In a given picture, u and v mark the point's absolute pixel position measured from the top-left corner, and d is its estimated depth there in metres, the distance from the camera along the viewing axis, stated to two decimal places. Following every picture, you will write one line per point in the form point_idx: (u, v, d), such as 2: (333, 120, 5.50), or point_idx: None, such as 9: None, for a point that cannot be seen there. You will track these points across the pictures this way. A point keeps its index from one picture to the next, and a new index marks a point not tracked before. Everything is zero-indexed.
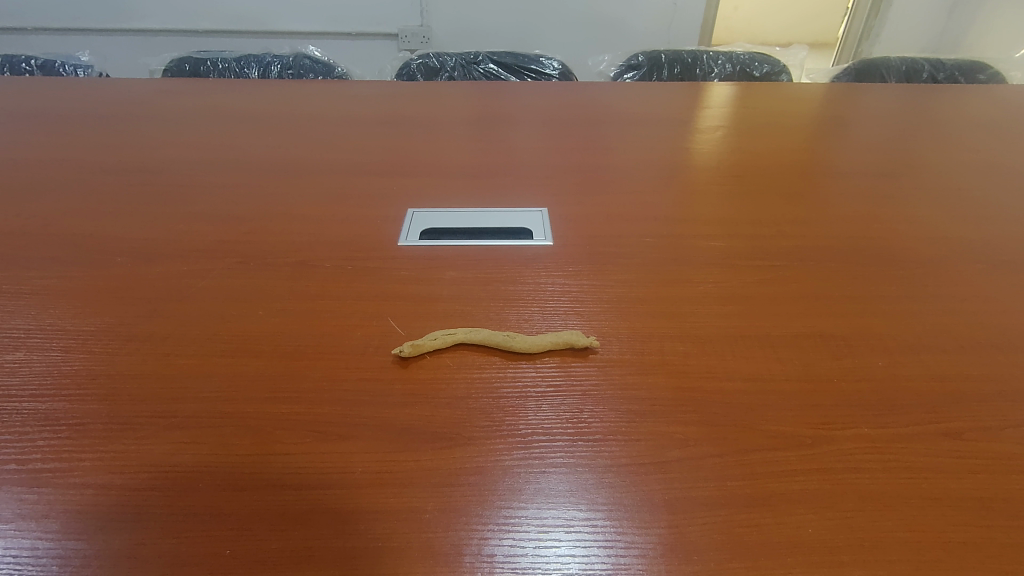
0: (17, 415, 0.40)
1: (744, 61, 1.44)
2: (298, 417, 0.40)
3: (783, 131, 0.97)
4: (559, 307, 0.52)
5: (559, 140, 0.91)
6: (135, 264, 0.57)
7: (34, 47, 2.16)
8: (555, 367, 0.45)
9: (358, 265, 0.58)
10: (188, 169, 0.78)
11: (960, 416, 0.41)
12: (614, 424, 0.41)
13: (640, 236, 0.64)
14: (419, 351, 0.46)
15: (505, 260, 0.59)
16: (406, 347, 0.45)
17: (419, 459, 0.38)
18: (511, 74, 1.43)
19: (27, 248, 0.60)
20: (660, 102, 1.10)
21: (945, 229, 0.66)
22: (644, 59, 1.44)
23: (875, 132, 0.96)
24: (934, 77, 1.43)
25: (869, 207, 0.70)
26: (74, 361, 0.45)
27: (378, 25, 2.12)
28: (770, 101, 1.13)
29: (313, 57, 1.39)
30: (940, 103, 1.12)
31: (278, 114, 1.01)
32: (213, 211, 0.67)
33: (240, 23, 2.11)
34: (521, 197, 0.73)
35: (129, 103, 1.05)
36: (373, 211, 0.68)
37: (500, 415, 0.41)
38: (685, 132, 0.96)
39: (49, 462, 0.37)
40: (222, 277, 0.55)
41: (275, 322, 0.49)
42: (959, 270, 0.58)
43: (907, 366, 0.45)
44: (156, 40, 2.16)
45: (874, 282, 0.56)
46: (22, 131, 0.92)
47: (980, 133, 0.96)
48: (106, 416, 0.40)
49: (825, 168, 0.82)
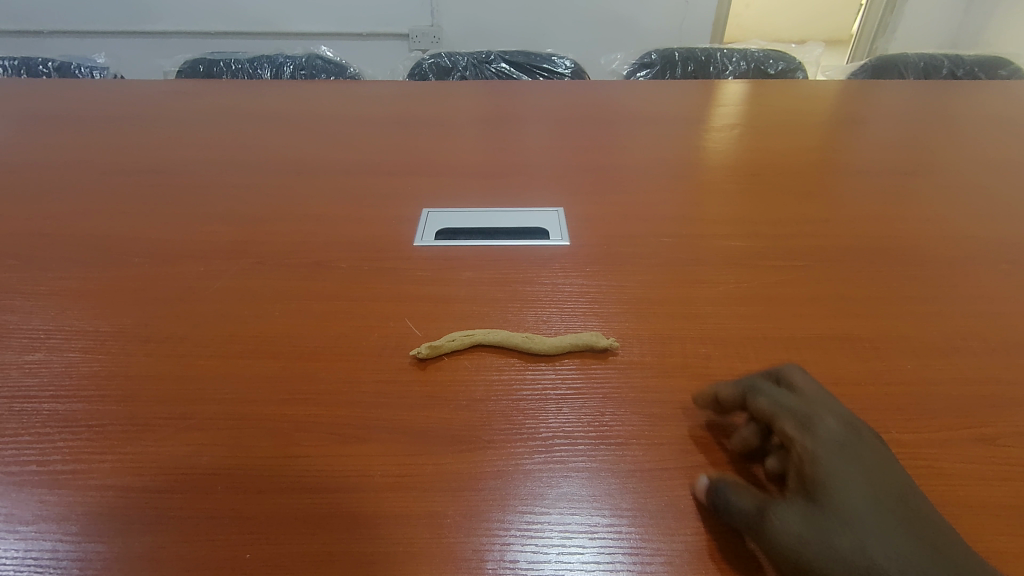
0: (37, 416, 0.40)
1: (758, 59, 1.42)
2: (316, 419, 0.40)
3: (800, 129, 0.95)
4: (577, 309, 0.51)
5: (573, 139, 0.91)
6: (152, 264, 0.57)
7: (49, 49, 2.19)
8: (575, 370, 0.45)
9: (374, 266, 0.57)
10: (203, 170, 0.79)
11: (994, 421, 0.40)
12: (636, 428, 0.40)
13: (657, 235, 0.63)
14: (437, 353, 0.45)
15: (521, 260, 0.59)
16: (424, 349, 0.45)
17: (439, 462, 0.37)
18: (523, 74, 1.42)
19: (46, 249, 0.60)
20: (673, 101, 1.09)
21: (970, 228, 0.64)
22: (657, 57, 1.42)
23: (894, 130, 0.94)
24: (953, 74, 1.41)
25: (892, 207, 0.69)
26: (92, 363, 0.45)
27: (388, 26, 2.12)
28: (785, 99, 1.12)
29: (325, 57, 1.39)
30: (960, 100, 1.10)
31: (290, 114, 1.01)
32: (228, 211, 0.68)
33: (252, 25, 2.12)
34: (536, 197, 0.72)
35: (144, 105, 1.06)
36: (388, 211, 0.68)
37: (520, 418, 0.40)
38: (700, 130, 0.95)
39: (68, 464, 0.37)
40: (238, 277, 0.55)
41: (292, 324, 0.49)
42: (988, 271, 0.57)
43: (936, 369, 0.44)
44: (169, 43, 2.18)
45: (900, 283, 0.54)
46: (39, 133, 0.92)
47: (1003, 130, 0.94)
48: (124, 417, 0.40)
49: (843, 166, 0.81)
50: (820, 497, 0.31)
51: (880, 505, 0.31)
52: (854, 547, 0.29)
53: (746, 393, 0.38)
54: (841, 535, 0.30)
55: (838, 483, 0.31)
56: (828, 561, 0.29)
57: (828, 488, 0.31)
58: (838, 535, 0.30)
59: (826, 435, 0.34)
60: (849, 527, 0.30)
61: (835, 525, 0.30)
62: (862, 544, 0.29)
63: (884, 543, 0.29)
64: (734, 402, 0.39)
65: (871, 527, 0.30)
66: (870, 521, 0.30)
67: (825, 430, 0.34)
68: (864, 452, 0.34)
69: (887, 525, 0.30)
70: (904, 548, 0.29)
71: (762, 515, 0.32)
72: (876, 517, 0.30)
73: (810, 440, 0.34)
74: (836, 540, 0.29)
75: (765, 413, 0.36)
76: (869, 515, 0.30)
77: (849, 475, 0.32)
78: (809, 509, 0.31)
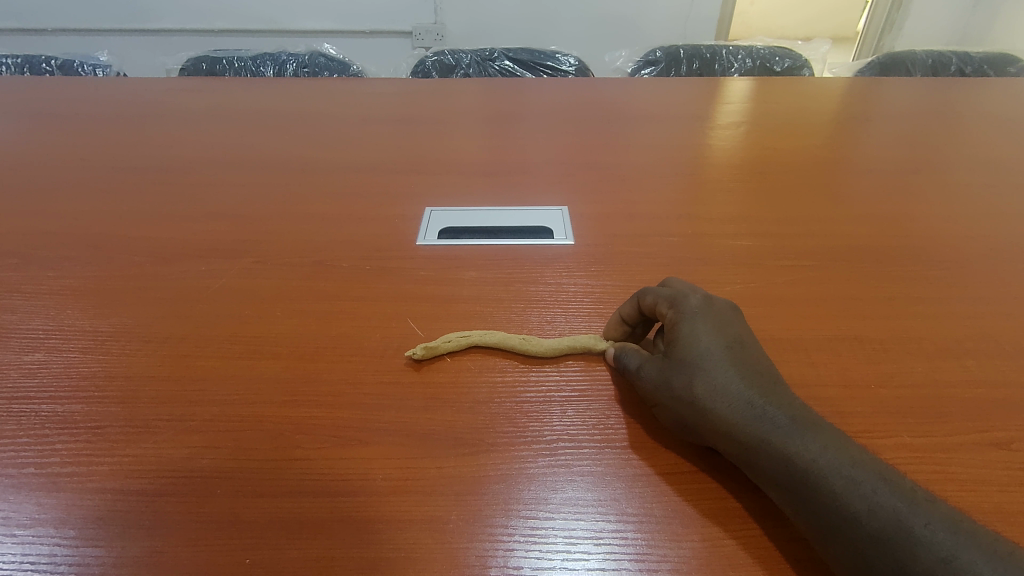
0: (35, 417, 0.40)
1: (763, 56, 1.41)
2: (317, 422, 0.39)
3: (805, 127, 0.94)
4: (581, 309, 0.51)
5: (577, 137, 0.90)
6: (153, 264, 0.57)
7: (53, 48, 2.19)
8: (579, 372, 0.44)
9: (376, 265, 0.57)
10: (204, 169, 0.78)
11: (1008, 425, 0.39)
12: (642, 431, 0.39)
13: (663, 235, 0.62)
14: (433, 354, 0.44)
15: (525, 260, 0.58)
16: (419, 350, 0.44)
17: (442, 466, 0.37)
18: (527, 71, 1.41)
19: (46, 248, 0.60)
20: (678, 98, 1.08)
21: (980, 228, 0.63)
22: (662, 54, 1.41)
23: (901, 128, 0.93)
24: (961, 71, 1.40)
25: (899, 205, 0.68)
26: (91, 364, 0.44)
27: (392, 23, 2.11)
28: (791, 96, 1.11)
29: (328, 55, 1.38)
30: (968, 97, 1.09)
31: (292, 112, 1.00)
32: (229, 210, 0.67)
33: (256, 23, 2.11)
34: (540, 196, 0.71)
35: (146, 103, 1.05)
36: (390, 210, 0.67)
37: (523, 421, 0.40)
38: (704, 127, 0.94)
39: (66, 467, 0.37)
40: (240, 277, 0.55)
41: (293, 324, 0.48)
42: (998, 271, 0.56)
43: (947, 371, 0.44)
44: (173, 41, 2.17)
45: (909, 283, 0.54)
46: (41, 131, 0.92)
47: (1011, 128, 0.93)
48: (123, 420, 0.40)
49: (850, 164, 0.80)
50: (673, 352, 0.39)
51: (722, 350, 0.37)
52: (688, 383, 0.36)
53: (636, 297, 0.44)
54: (681, 377, 0.37)
55: (687, 339, 0.38)
56: (671, 396, 0.37)
57: (677, 347, 0.38)
58: (679, 375, 0.37)
59: (687, 308, 0.40)
60: (688, 370, 0.37)
61: (678, 370, 0.37)
62: (695, 381, 0.36)
63: (714, 378, 0.36)
64: (632, 315, 0.44)
65: (706, 368, 0.37)
66: (708, 361, 0.37)
67: (687, 303, 0.41)
68: (721, 316, 0.40)
69: (721, 364, 0.37)
70: (730, 382, 0.36)
71: (637, 372, 0.40)
72: (714, 358, 0.37)
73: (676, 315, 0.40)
74: (678, 381, 0.37)
75: (649, 306, 0.43)
76: (708, 357, 0.37)
77: (699, 332, 0.39)
78: (665, 362, 0.39)
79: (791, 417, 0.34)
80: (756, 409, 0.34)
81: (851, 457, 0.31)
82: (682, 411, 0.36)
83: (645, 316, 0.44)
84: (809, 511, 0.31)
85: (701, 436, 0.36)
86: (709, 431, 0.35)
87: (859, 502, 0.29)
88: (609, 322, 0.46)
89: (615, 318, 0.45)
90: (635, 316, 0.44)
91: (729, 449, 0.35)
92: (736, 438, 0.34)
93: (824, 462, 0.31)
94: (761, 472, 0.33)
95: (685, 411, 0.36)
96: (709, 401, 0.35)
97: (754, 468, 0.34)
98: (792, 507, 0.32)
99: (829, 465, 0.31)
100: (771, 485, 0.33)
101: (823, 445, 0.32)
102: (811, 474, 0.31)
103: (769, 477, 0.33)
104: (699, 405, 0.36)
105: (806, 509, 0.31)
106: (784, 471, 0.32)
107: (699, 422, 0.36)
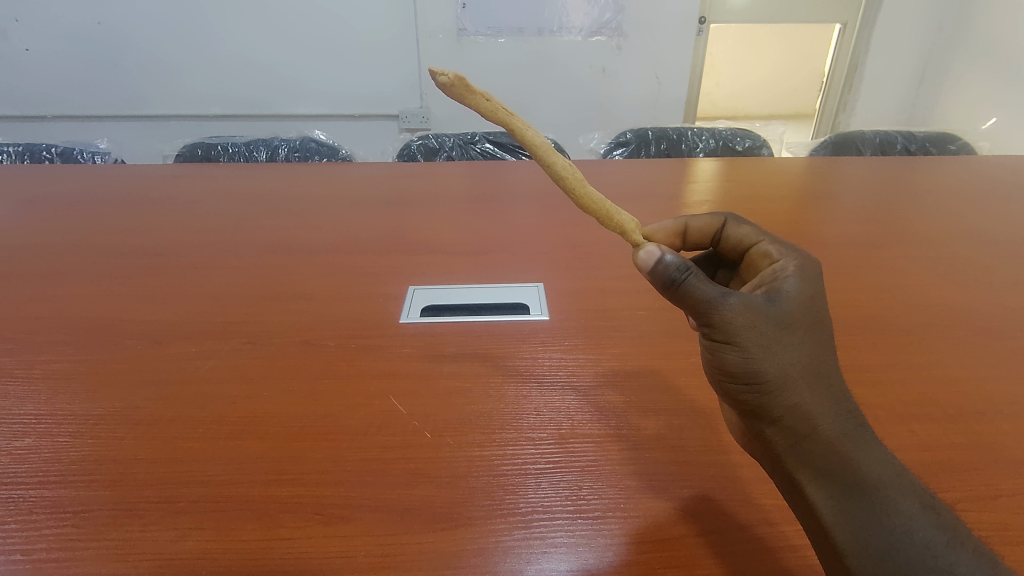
0: (23, 502, 0.41)
1: (726, 136, 1.51)
2: (305, 499, 0.41)
3: (765, 204, 1.02)
4: (555, 383, 0.54)
5: (553, 215, 0.96)
6: (145, 347, 0.59)
7: (53, 134, 2.29)
8: (553, 444, 0.46)
9: (361, 343, 0.59)
10: (198, 251, 0.82)
11: (953, 486, 0.42)
12: (613, 501, 0.41)
13: (632, 308, 0.66)
14: (458, 84, 0.49)
15: (503, 335, 0.61)
16: (450, 77, 0.49)
17: (421, 541, 0.38)
18: (506, 154, 1.50)
19: (40, 333, 0.62)
20: (648, 178, 1.16)
21: (929, 298, 0.68)
22: (632, 136, 1.51)
23: (855, 204, 1.01)
24: (908, 148, 1.51)
25: (854, 277, 0.73)
26: (81, 448, 0.46)
27: (379, 108, 2.24)
28: (754, 174, 1.19)
29: (319, 140, 1.47)
30: (914, 174, 1.18)
31: (283, 196, 1.06)
32: (220, 291, 0.70)
33: (250, 108, 2.23)
34: (517, 274, 0.76)
35: (143, 188, 1.10)
36: (376, 289, 0.71)
37: (500, 494, 0.42)
38: (672, 205, 1.01)
39: (53, 552, 0.37)
40: (230, 357, 0.57)
41: (280, 403, 0.51)
42: (944, 339, 0.60)
43: (896, 436, 0.47)
44: (169, 126, 2.28)
45: (862, 352, 0.58)
46: (38, 218, 0.96)
47: (955, 203, 1.01)
48: (110, 503, 0.41)
49: (807, 238, 0.86)
50: (773, 306, 0.39)
51: (821, 331, 0.40)
52: (784, 350, 0.38)
53: (731, 223, 0.53)
54: (777, 337, 0.38)
55: (791, 304, 0.40)
56: (763, 350, 0.37)
57: (785, 302, 0.40)
58: (781, 333, 0.38)
59: (800, 271, 0.43)
60: (785, 334, 0.38)
61: (776, 329, 0.38)
62: (791, 350, 0.38)
63: (808, 356, 0.38)
64: (704, 228, 0.54)
65: (805, 341, 0.38)
66: (808, 334, 0.39)
67: (798, 271, 0.43)
68: (820, 290, 0.42)
69: (818, 346, 0.39)
70: (821, 367, 0.38)
71: (720, 299, 0.39)
72: (813, 337, 0.39)
73: (768, 240, 0.49)
74: (775, 341, 0.38)
75: (731, 233, 0.52)
76: (810, 331, 0.39)
77: (805, 305, 0.40)
78: (761, 309, 0.39)
79: (864, 429, 0.37)
80: (839, 408, 0.37)
81: (921, 491, 0.34)
82: (766, 367, 0.37)
83: (711, 234, 0.54)
84: (860, 518, 0.33)
85: (773, 397, 0.37)
86: (784, 401, 0.37)
87: (927, 532, 0.32)
88: (664, 225, 0.56)
89: (675, 223, 0.55)
90: (698, 230, 0.54)
91: (794, 428, 0.37)
92: (810, 421, 0.36)
93: (895, 485, 0.34)
94: (818, 462, 0.35)
95: (773, 366, 0.37)
96: (800, 378, 0.37)
97: (809, 456, 0.36)
98: (837, 506, 0.34)
99: (894, 492, 0.34)
100: (823, 481, 0.35)
101: (895, 469, 0.35)
102: (880, 492, 0.34)
103: (826, 471, 0.35)
104: (787, 374, 0.37)
105: (858, 513, 0.33)
106: (850, 475, 0.34)
107: (777, 387, 0.37)
